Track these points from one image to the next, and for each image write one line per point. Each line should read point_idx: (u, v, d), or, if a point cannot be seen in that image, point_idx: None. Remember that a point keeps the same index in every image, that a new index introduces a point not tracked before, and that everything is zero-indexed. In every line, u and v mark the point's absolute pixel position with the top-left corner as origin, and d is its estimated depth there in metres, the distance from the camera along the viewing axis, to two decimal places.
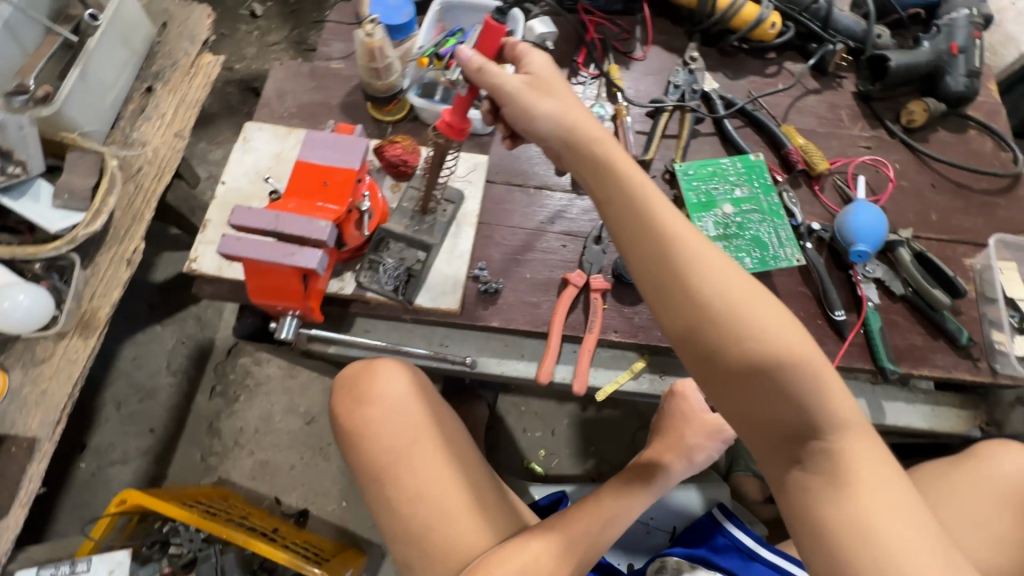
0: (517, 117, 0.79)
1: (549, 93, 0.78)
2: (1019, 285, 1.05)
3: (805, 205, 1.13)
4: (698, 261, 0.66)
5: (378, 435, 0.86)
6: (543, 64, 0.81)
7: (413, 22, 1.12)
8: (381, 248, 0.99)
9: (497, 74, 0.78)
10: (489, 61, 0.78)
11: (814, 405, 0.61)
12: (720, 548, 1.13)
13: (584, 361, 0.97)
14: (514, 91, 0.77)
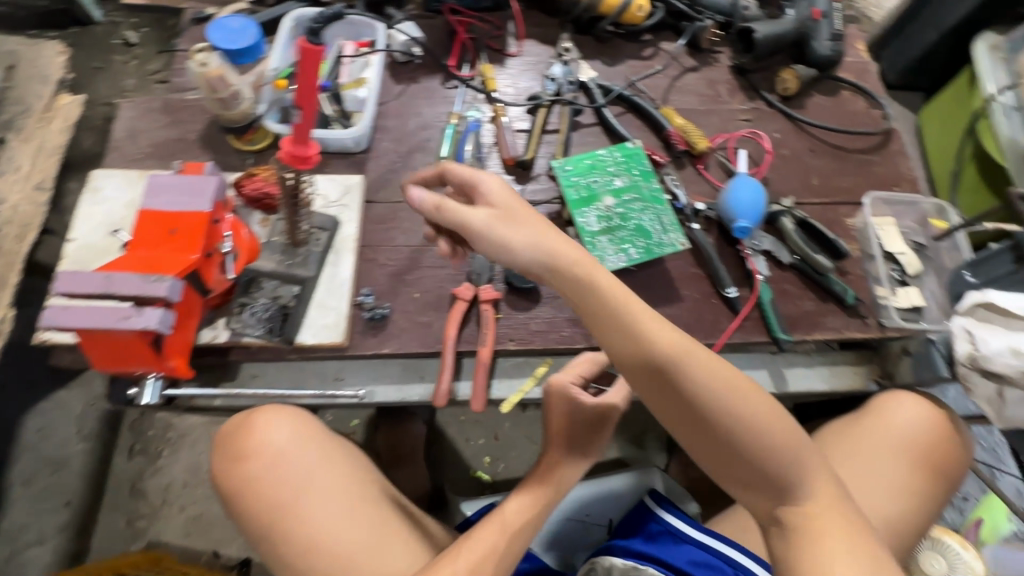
0: (491, 250, 0.74)
1: (513, 225, 0.74)
2: (896, 239, 1.09)
3: (691, 185, 1.13)
4: (701, 364, 0.68)
5: (263, 490, 0.81)
6: (500, 190, 0.75)
7: (261, 43, 1.02)
8: (252, 289, 0.93)
9: (449, 207, 0.76)
10: (444, 198, 0.77)
11: (768, 443, 0.67)
12: (654, 535, 1.09)
13: (482, 376, 0.94)
14: (485, 226, 0.73)
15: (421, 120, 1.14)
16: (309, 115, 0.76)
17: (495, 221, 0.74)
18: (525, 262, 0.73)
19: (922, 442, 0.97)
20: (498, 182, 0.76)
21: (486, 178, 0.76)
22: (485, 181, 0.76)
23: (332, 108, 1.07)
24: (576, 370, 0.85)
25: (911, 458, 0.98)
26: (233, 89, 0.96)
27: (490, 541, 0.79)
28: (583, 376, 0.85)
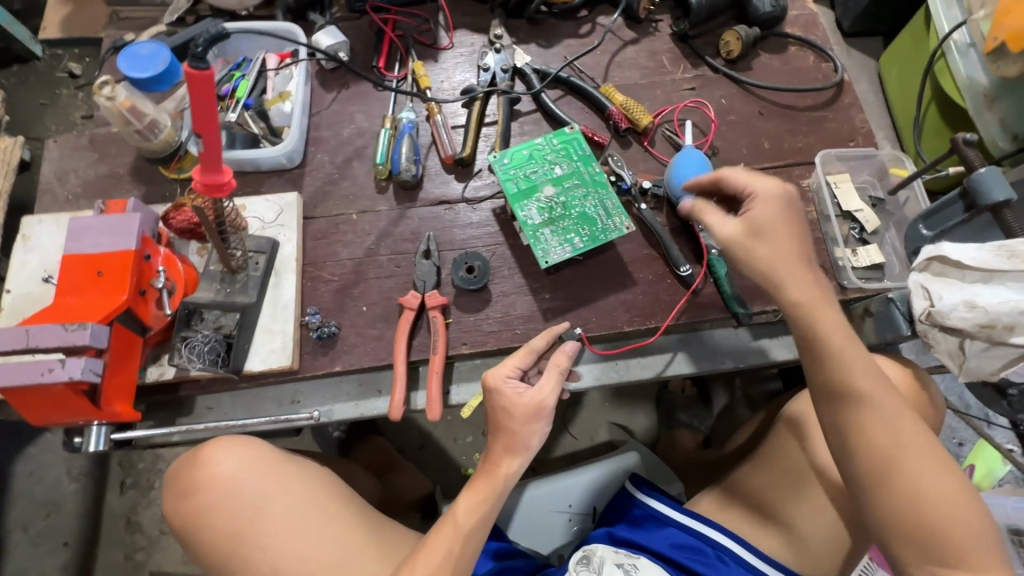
0: (737, 260, 0.82)
1: (774, 218, 0.81)
2: (854, 196, 1.06)
3: (637, 164, 1.10)
4: (864, 369, 0.76)
5: (216, 519, 0.81)
6: (770, 184, 0.82)
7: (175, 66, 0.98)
8: (194, 322, 0.90)
9: (717, 220, 0.84)
10: (705, 205, 0.85)
11: (872, 408, 0.75)
12: (637, 521, 1.06)
13: (435, 385, 0.92)
14: (731, 238, 0.82)
15: (355, 126, 1.11)
16: (213, 139, 0.73)
17: (743, 229, 0.81)
18: (760, 274, 0.81)
19: (898, 404, 0.95)
20: (770, 181, 0.83)
21: (760, 180, 0.83)
22: (759, 181, 0.83)
23: (259, 126, 1.04)
24: (512, 362, 0.86)
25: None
26: (149, 117, 0.94)
27: (442, 545, 0.79)
28: (520, 367, 0.86)
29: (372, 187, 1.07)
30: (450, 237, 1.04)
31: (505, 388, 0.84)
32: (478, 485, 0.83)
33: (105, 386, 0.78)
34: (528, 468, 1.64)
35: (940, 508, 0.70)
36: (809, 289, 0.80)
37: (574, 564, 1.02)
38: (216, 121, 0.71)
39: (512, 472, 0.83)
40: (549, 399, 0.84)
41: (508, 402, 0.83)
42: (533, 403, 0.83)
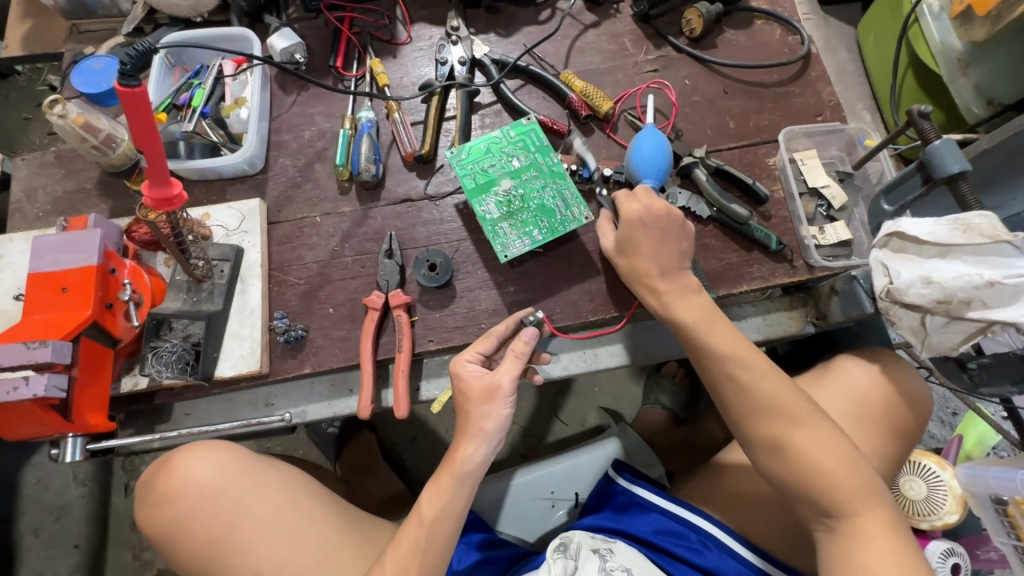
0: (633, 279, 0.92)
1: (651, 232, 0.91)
2: (820, 172, 1.04)
3: (600, 151, 1.09)
4: (755, 383, 0.85)
5: (191, 528, 0.84)
6: (647, 199, 0.91)
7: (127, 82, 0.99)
8: (162, 332, 0.92)
9: (608, 235, 0.96)
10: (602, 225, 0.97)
11: (773, 404, 0.83)
12: (620, 506, 1.06)
13: (402, 383, 0.94)
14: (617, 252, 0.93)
15: (316, 128, 1.11)
16: (157, 153, 0.74)
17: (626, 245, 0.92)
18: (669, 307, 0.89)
19: (883, 404, 0.97)
20: (649, 196, 0.91)
21: (639, 193, 0.92)
22: (639, 195, 0.92)
23: (217, 134, 1.06)
24: (473, 348, 0.88)
25: (871, 423, 0.96)
26: (104, 132, 0.96)
27: (411, 537, 0.82)
28: (481, 352, 0.88)
29: (335, 189, 1.07)
30: (414, 235, 1.04)
31: (463, 371, 0.87)
32: (439, 480, 0.84)
33: (75, 400, 0.81)
34: (519, 455, 1.66)
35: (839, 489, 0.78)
36: (694, 308, 0.89)
37: (551, 552, 0.97)
38: (157, 135, 0.71)
39: (473, 457, 0.84)
40: (503, 382, 0.84)
41: (465, 385, 0.86)
42: (489, 386, 0.84)
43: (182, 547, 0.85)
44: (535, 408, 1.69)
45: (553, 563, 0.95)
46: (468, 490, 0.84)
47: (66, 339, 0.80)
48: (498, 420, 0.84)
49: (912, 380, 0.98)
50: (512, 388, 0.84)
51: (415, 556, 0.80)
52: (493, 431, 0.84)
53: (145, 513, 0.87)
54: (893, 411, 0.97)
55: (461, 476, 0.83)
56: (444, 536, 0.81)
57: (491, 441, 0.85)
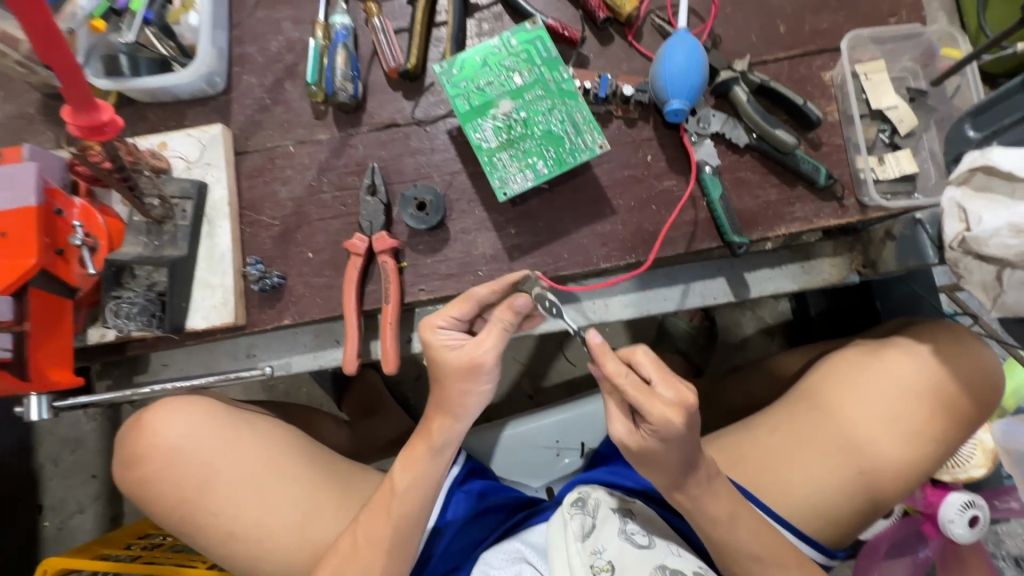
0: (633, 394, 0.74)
1: (663, 444, 0.76)
2: (887, 90, 0.86)
3: (620, 64, 0.91)
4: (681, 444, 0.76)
5: (162, 490, 0.80)
6: (663, 420, 0.73)
7: None
8: (124, 279, 0.82)
9: (619, 416, 0.80)
10: (604, 353, 0.74)
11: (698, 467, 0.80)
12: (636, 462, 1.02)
13: (389, 337, 0.85)
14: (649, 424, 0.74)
15: (284, 38, 0.94)
16: (71, 69, 0.59)
17: (638, 441, 0.78)
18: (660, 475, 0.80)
19: (948, 386, 0.87)
20: (667, 413, 0.74)
21: (656, 410, 0.73)
22: (650, 412, 0.74)
23: (167, 46, 0.87)
24: (446, 312, 0.77)
25: (931, 405, 0.87)
26: (26, 44, 0.81)
27: (384, 508, 0.77)
28: (455, 317, 0.77)
29: (309, 113, 0.92)
30: (401, 167, 0.90)
31: (436, 340, 0.77)
32: (416, 454, 0.80)
33: (30, 358, 0.74)
34: (526, 396, 1.61)
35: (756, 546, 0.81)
36: (651, 405, 0.74)
37: (567, 507, 0.91)
38: (65, 47, 0.57)
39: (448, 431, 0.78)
40: (486, 357, 0.75)
41: (439, 356, 0.76)
42: (468, 363, 0.75)
43: (154, 507, 0.81)
44: (543, 349, 1.62)
45: (570, 520, 0.89)
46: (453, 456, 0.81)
47: (6, 294, 0.72)
48: (480, 398, 0.77)
49: (987, 363, 0.87)
50: (495, 363, 0.76)
51: (391, 526, 0.77)
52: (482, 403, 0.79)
53: (117, 476, 0.83)
54: (959, 397, 0.87)
55: (440, 448, 0.79)
56: (417, 508, 0.78)
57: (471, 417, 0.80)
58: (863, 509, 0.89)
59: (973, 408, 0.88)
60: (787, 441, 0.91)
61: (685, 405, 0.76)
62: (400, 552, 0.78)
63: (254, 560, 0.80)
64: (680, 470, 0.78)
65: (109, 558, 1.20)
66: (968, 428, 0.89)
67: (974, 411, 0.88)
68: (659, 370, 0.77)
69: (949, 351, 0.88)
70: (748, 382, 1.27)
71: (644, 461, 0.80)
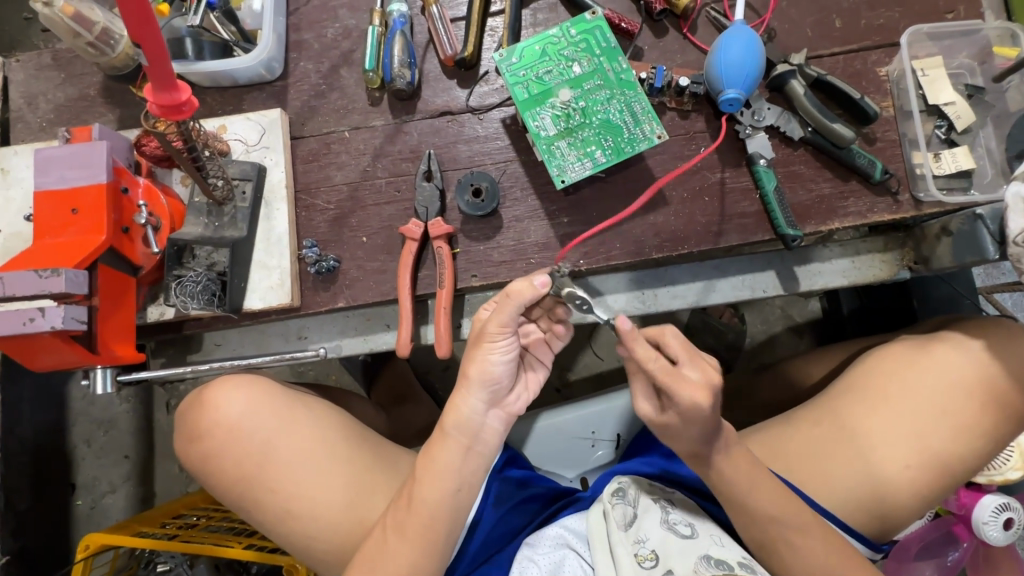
0: (664, 379, 0.75)
1: (683, 424, 0.79)
2: (944, 86, 0.86)
3: (674, 56, 0.92)
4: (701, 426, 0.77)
5: (222, 465, 0.82)
6: (691, 402, 0.75)
7: None
8: (185, 259, 0.83)
9: (643, 396, 0.83)
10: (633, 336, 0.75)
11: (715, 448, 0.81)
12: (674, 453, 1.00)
13: (443, 321, 0.86)
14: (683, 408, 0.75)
15: (341, 25, 0.95)
16: (158, 49, 0.61)
17: (662, 419, 0.82)
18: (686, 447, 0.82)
19: (999, 383, 0.87)
20: (693, 394, 0.75)
21: (682, 392, 0.75)
22: (675, 393, 0.75)
23: (229, 31, 0.90)
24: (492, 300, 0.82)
25: (981, 402, 0.87)
26: (99, 26, 0.83)
27: (430, 488, 0.77)
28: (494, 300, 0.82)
29: (364, 99, 0.93)
30: (454, 155, 0.91)
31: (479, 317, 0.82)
32: (432, 443, 0.78)
33: (99, 331, 0.76)
34: (554, 390, 1.61)
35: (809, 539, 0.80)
36: (683, 392, 0.75)
37: (607, 497, 0.92)
38: (152, 25, 0.58)
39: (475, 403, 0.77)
40: (494, 331, 0.75)
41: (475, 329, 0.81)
42: (477, 332, 0.78)
43: (213, 482, 0.83)
44: (572, 342, 1.62)
45: (612, 508, 0.90)
46: (465, 439, 0.78)
47: (81, 269, 0.73)
48: (486, 367, 0.76)
49: None
50: (502, 332, 0.75)
51: (429, 515, 0.77)
52: (492, 377, 0.76)
53: (178, 450, 0.85)
54: (1011, 394, 0.87)
55: (450, 431, 0.77)
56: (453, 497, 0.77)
57: (481, 390, 0.77)
58: (909, 504, 0.89)
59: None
60: (831, 434, 0.92)
61: (711, 383, 0.77)
62: (428, 538, 0.77)
63: (309, 537, 0.82)
64: (700, 445, 0.80)
65: (147, 536, 1.22)
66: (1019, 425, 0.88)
67: None
68: (686, 349, 0.79)
69: (1001, 348, 0.88)
70: (783, 378, 1.27)
71: (666, 434, 0.83)
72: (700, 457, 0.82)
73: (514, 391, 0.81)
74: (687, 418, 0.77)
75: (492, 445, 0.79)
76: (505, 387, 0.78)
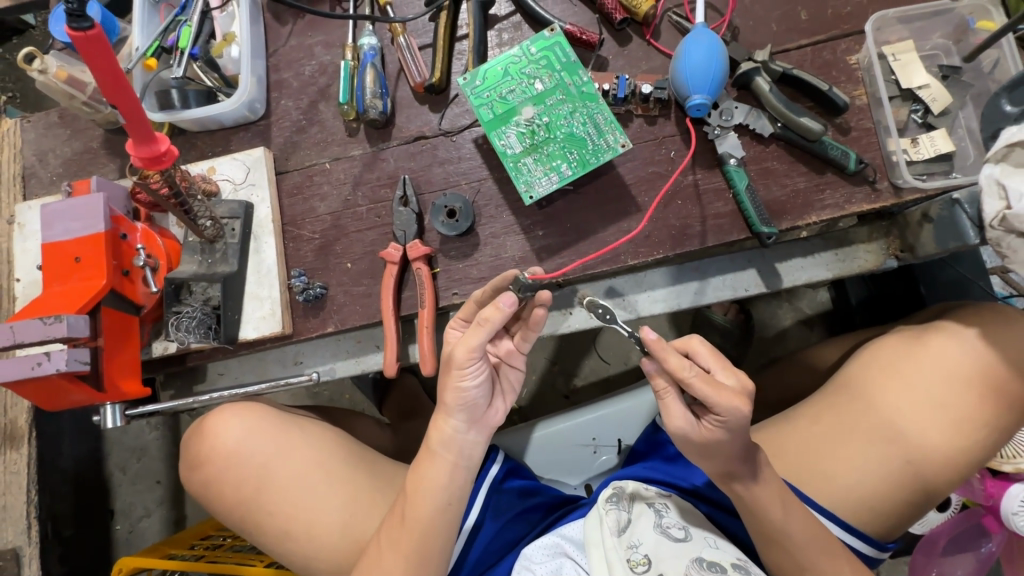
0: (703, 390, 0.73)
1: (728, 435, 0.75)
2: (917, 70, 0.85)
3: (639, 63, 0.92)
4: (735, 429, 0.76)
5: (225, 489, 0.86)
6: (732, 409, 0.73)
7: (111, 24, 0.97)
8: (183, 296, 0.88)
9: (679, 413, 0.78)
10: (666, 350, 0.74)
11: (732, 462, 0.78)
12: (675, 457, 1.00)
13: (426, 341, 0.89)
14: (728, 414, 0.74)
15: (317, 62, 0.99)
16: (136, 110, 0.66)
17: (701, 435, 0.77)
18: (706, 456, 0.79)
19: (998, 371, 0.84)
20: (735, 402, 0.74)
21: (724, 400, 0.73)
22: (717, 404, 0.73)
23: (211, 77, 0.95)
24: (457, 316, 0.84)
25: (979, 391, 0.84)
26: (91, 85, 0.92)
27: (419, 507, 0.78)
28: (464, 319, 0.83)
29: (342, 130, 0.97)
30: (430, 177, 0.94)
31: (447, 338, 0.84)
32: (421, 462, 0.80)
33: (104, 370, 0.81)
34: (562, 396, 1.62)
35: (804, 540, 0.80)
36: (732, 400, 0.74)
37: (602, 502, 0.91)
38: (130, 92, 0.64)
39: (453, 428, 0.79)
40: (463, 354, 0.75)
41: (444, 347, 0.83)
42: (447, 357, 0.78)
43: (218, 507, 0.88)
44: (578, 349, 1.62)
45: (606, 515, 0.88)
46: (454, 457, 0.80)
47: (82, 313, 0.78)
48: (460, 392, 0.77)
49: None
50: (470, 357, 0.75)
51: (420, 529, 0.78)
52: (468, 399, 0.78)
53: (184, 479, 0.91)
54: (1012, 380, 0.84)
55: (436, 448, 0.79)
56: (433, 515, 0.78)
57: (458, 411, 0.79)
58: (912, 499, 0.87)
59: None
60: (827, 432, 0.90)
61: (745, 391, 0.77)
62: (419, 550, 0.78)
63: (310, 555, 0.85)
64: (739, 459, 0.77)
65: (176, 558, 1.26)
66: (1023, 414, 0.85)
67: None
68: (716, 357, 0.79)
69: (998, 335, 0.85)
70: (787, 372, 1.25)
71: (702, 452, 0.79)
72: (736, 475, 0.79)
73: (492, 404, 0.83)
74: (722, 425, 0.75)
75: (476, 457, 0.81)
76: (482, 404, 0.79)
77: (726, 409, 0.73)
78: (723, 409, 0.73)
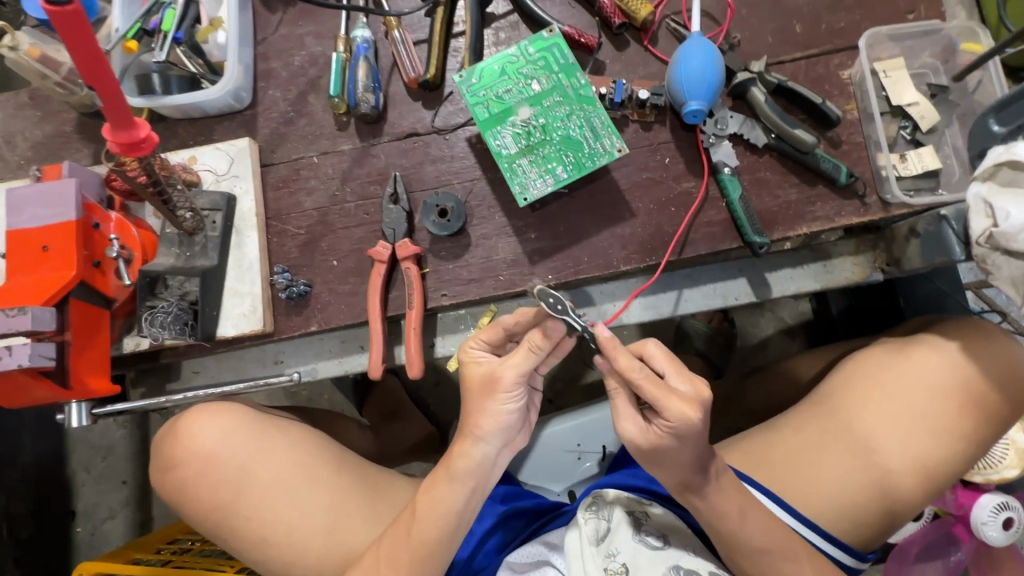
0: (654, 392, 0.72)
1: (678, 443, 0.74)
2: (908, 86, 0.86)
3: (635, 69, 0.92)
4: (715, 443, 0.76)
5: (199, 492, 0.82)
6: (681, 416, 0.72)
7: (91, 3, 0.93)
8: (158, 290, 0.85)
9: (627, 414, 0.77)
10: (619, 347, 0.73)
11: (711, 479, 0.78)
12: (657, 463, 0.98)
13: (414, 343, 0.86)
14: (679, 418, 0.72)
15: (307, 53, 0.97)
16: (114, 92, 0.63)
17: (650, 440, 0.76)
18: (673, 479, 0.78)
19: (976, 385, 0.86)
20: (684, 408, 0.72)
21: (673, 405, 0.72)
22: (666, 408, 0.72)
23: (196, 63, 0.91)
24: (479, 337, 0.79)
25: (959, 404, 0.86)
26: (66, 66, 0.87)
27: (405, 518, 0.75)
28: (487, 341, 0.79)
29: (331, 124, 0.94)
30: (422, 175, 0.92)
31: (467, 357, 0.78)
32: (437, 482, 0.76)
33: (71, 367, 0.77)
34: (545, 401, 1.61)
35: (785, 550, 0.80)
36: (682, 406, 0.72)
37: (581, 511, 0.89)
38: (110, 75, 0.60)
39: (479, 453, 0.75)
40: (506, 374, 0.74)
41: (468, 372, 0.78)
42: (488, 376, 0.75)
43: (191, 510, 0.84)
44: (563, 354, 1.61)
45: (585, 523, 0.88)
46: (461, 472, 0.75)
47: (49, 305, 0.74)
48: (501, 418, 0.75)
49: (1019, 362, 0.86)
50: (516, 381, 0.74)
51: (409, 545, 0.75)
52: (506, 425, 0.75)
53: (155, 481, 0.87)
54: (988, 395, 0.86)
55: (458, 474, 0.75)
56: (425, 533, 0.75)
57: (495, 438, 0.76)
58: (892, 510, 0.88)
59: (1004, 406, 0.86)
60: (812, 441, 0.90)
61: (700, 398, 0.74)
62: (409, 566, 0.76)
63: (288, 561, 0.82)
64: (698, 474, 0.77)
65: (141, 563, 1.20)
66: (998, 427, 0.88)
67: (1005, 410, 0.86)
68: (672, 363, 0.76)
69: (977, 350, 0.87)
70: (769, 382, 1.26)
71: (659, 467, 0.78)
72: (695, 491, 0.78)
73: (522, 429, 0.81)
74: (668, 426, 0.74)
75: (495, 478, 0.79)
76: (516, 429, 0.77)
77: (671, 413, 0.72)
78: (676, 413, 0.72)
